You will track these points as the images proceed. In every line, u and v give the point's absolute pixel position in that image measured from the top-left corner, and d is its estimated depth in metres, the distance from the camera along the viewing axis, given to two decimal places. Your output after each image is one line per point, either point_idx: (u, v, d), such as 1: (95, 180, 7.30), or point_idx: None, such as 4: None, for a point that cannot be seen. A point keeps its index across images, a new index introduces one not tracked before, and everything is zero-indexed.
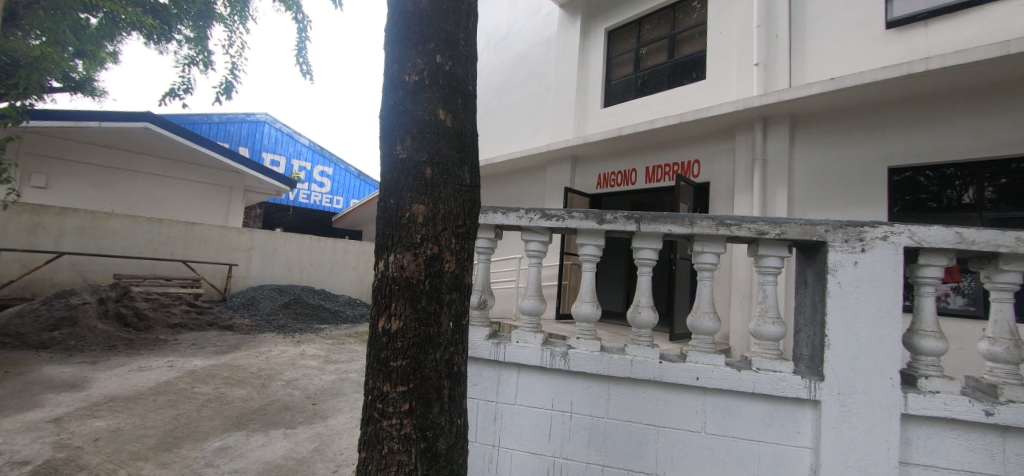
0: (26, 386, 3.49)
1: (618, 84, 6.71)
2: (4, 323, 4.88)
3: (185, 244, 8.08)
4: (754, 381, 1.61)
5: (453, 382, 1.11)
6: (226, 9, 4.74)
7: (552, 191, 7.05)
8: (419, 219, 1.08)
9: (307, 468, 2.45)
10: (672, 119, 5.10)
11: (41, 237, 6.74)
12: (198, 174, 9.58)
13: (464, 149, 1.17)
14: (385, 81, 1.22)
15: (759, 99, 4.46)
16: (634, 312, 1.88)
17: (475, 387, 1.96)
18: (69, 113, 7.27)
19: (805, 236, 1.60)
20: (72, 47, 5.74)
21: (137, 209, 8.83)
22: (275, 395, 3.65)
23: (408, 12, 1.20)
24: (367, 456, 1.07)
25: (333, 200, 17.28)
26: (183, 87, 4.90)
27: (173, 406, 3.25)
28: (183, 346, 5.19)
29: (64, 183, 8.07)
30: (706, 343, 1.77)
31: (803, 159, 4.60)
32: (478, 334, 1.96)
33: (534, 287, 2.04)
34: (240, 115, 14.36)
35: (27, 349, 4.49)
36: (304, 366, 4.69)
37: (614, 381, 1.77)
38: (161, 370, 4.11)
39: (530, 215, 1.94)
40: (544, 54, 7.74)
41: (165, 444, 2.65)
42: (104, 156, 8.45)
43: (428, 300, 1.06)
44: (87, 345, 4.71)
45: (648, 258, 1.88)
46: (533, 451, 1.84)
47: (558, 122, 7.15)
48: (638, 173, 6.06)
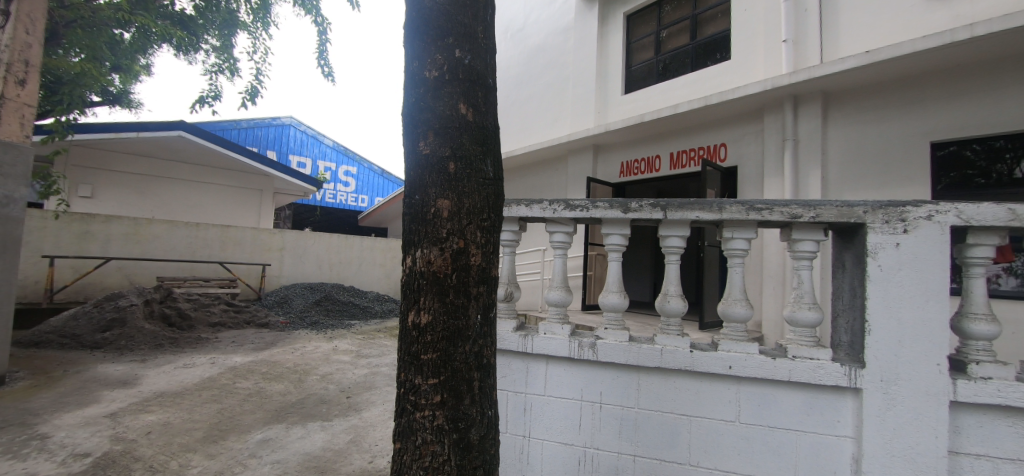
0: (83, 383, 3.72)
1: (638, 70, 6.57)
2: (61, 325, 5.19)
3: (221, 246, 8.40)
4: (790, 369, 1.57)
5: (483, 374, 1.12)
6: (250, 17, 4.94)
7: (574, 181, 7.01)
8: (444, 214, 1.09)
9: (344, 459, 2.53)
10: (697, 102, 4.96)
11: (90, 243, 7.10)
12: (230, 179, 9.92)
13: (487, 143, 1.17)
14: (406, 77, 1.23)
15: (789, 77, 4.28)
16: (662, 301, 1.85)
17: (504, 378, 1.97)
18: (110, 125, 7.64)
19: (842, 218, 1.53)
20: (109, 62, 6.06)
21: (175, 214, 9.23)
22: (310, 389, 3.78)
23: (425, 7, 1.19)
24: (402, 446, 1.09)
25: (358, 199, 17.66)
26: (212, 94, 5.17)
27: (217, 401, 3.41)
28: (223, 343, 5.43)
29: (108, 193, 8.51)
30: (738, 331, 1.73)
31: (836, 138, 4.41)
32: (506, 326, 1.98)
33: (560, 278, 2.04)
34: (266, 120, 14.80)
35: (83, 349, 4.80)
36: (337, 360, 4.84)
37: (644, 372, 1.75)
38: (205, 367, 4.31)
39: (555, 206, 1.93)
40: (560, 43, 7.65)
41: (211, 436, 2.78)
42: (143, 165, 8.86)
43: (456, 294, 1.07)
44: (136, 344, 4.98)
45: (677, 246, 1.84)
46: (563, 442, 1.84)
47: (578, 111, 7.07)
48: (662, 159, 5.94)
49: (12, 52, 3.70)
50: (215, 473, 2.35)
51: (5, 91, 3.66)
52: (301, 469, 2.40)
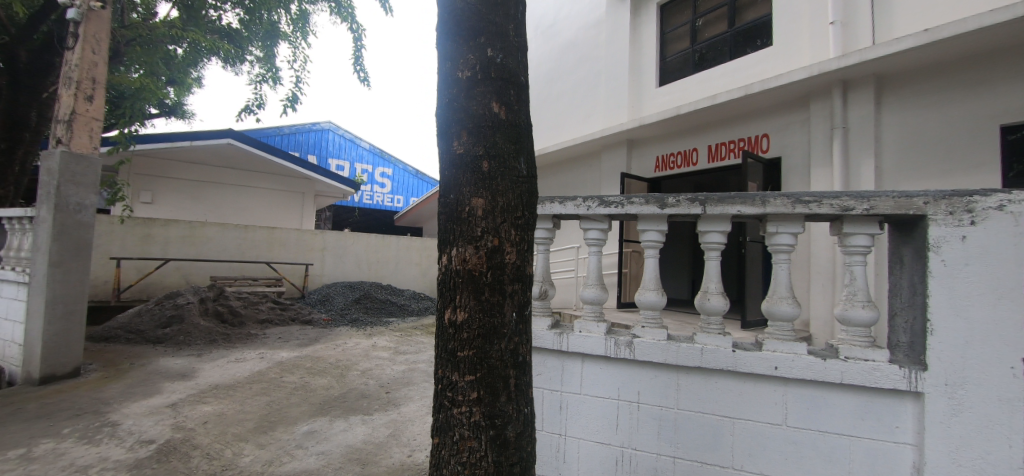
0: (147, 375, 4.01)
1: (673, 61, 6.38)
2: (127, 322, 5.60)
3: (268, 247, 8.82)
4: (842, 371, 1.48)
5: (520, 371, 1.12)
6: (290, 29, 5.21)
7: (608, 177, 6.90)
8: (478, 212, 1.09)
9: (384, 452, 2.60)
10: (737, 92, 4.77)
11: (152, 245, 7.61)
12: (274, 182, 10.42)
13: (521, 141, 1.17)
14: (439, 78, 1.24)
15: (837, 61, 4.03)
16: (702, 299, 1.80)
17: (540, 376, 1.97)
18: (167, 135, 8.15)
19: (899, 210, 1.43)
20: (164, 77, 6.44)
21: (225, 217, 9.79)
22: (352, 384, 3.92)
23: (458, 8, 1.21)
24: (440, 441, 1.12)
25: (394, 200, 18.12)
26: (256, 102, 5.51)
27: (267, 394, 3.59)
28: (271, 339, 5.72)
29: (166, 198, 9.12)
30: (785, 330, 1.65)
31: (892, 125, 4.12)
32: (541, 324, 1.97)
33: (595, 276, 2.01)
34: (307, 126, 15.45)
35: (147, 344, 5.18)
36: (377, 357, 4.99)
37: (683, 371, 1.71)
38: (254, 362, 4.55)
39: (589, 203, 1.91)
40: (592, 37, 7.55)
41: (262, 427, 2.94)
42: (197, 172, 9.44)
43: (492, 292, 1.07)
44: (193, 340, 5.32)
45: (717, 242, 1.78)
46: (600, 441, 1.82)
47: (611, 106, 6.96)
48: (699, 152, 5.77)
49: (81, 71, 4.06)
50: (267, 462, 2.48)
51: (75, 106, 4.02)
52: (344, 461, 2.48)
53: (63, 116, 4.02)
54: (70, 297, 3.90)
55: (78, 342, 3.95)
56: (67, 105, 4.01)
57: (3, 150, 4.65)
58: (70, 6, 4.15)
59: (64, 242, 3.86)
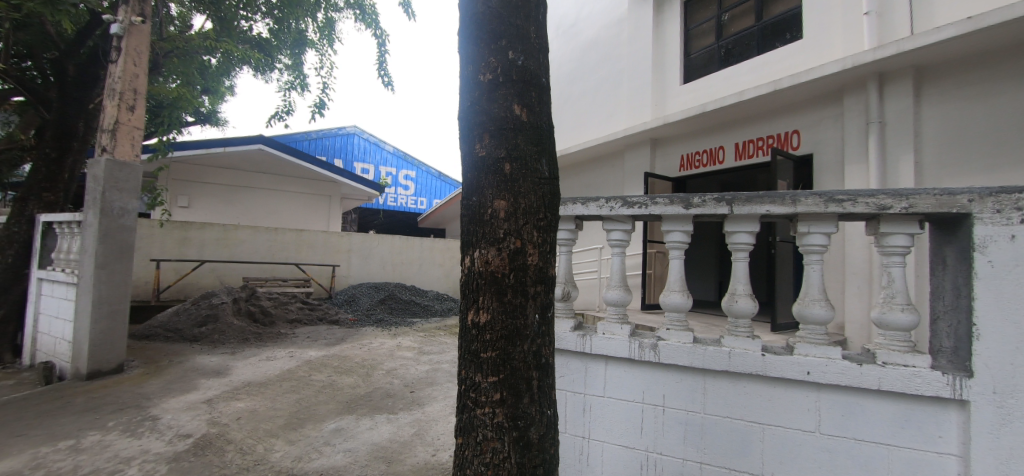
0: (185, 372, 4.20)
1: (698, 58, 6.26)
2: (166, 320, 5.86)
3: (297, 248, 9.09)
4: (879, 377, 1.42)
5: (542, 373, 1.12)
6: (318, 37, 5.38)
7: (631, 176, 6.82)
8: (501, 214, 1.10)
9: (408, 451, 2.64)
10: (766, 88, 4.63)
11: (188, 248, 7.93)
12: (303, 186, 10.74)
13: (542, 142, 1.17)
14: (462, 82, 1.25)
15: (872, 53, 3.86)
16: (730, 301, 1.75)
17: (562, 378, 1.96)
18: (202, 142, 8.50)
19: (941, 208, 1.36)
20: (200, 86, 6.73)
21: (257, 220, 10.14)
22: (377, 383, 4.00)
23: (480, 12, 1.22)
24: (464, 442, 1.12)
25: (417, 202, 18.38)
26: (285, 109, 5.70)
27: (296, 391, 3.70)
28: (300, 338, 5.90)
29: (202, 202, 9.50)
30: (818, 333, 1.59)
31: (933, 118, 3.91)
32: (564, 325, 1.97)
33: (618, 278, 1.99)
34: (333, 130, 15.85)
35: (184, 342, 5.41)
36: (401, 356, 5.07)
37: (710, 375, 1.67)
38: (284, 360, 4.70)
39: (611, 204, 1.89)
40: (614, 36, 7.47)
41: (292, 424, 3.03)
42: (230, 177, 9.81)
43: (514, 293, 1.08)
44: (227, 338, 5.53)
45: (744, 242, 1.74)
46: (624, 445, 1.80)
47: (634, 105, 6.87)
48: (726, 150, 5.63)
49: (124, 82, 4.29)
50: (297, 458, 2.55)
51: (119, 117, 4.26)
52: (370, 459, 2.53)
53: (107, 126, 4.24)
54: (115, 298, 4.11)
55: (122, 340, 4.16)
56: (112, 116, 4.24)
57: (54, 159, 4.94)
58: (113, 21, 4.39)
59: (109, 244, 4.07)
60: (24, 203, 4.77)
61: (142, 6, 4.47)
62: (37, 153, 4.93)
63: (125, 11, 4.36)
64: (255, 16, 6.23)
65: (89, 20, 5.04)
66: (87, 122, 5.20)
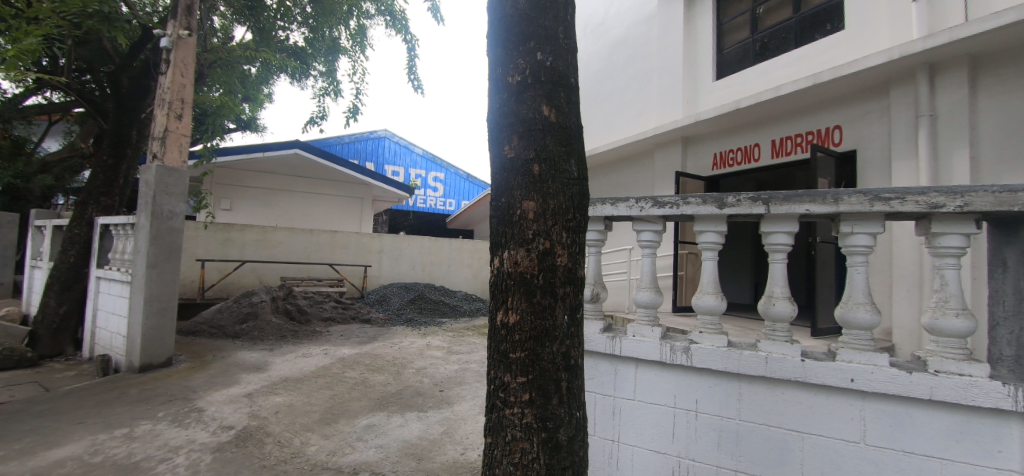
0: (228, 366, 4.41)
1: (731, 53, 6.08)
2: (211, 317, 6.18)
3: (331, 249, 9.39)
4: (931, 386, 1.33)
5: (571, 375, 1.12)
6: (351, 44, 5.60)
7: (661, 176, 6.69)
8: (530, 215, 1.10)
9: (438, 449, 2.68)
10: (804, 82, 4.44)
11: (230, 248, 8.31)
12: (336, 189, 11.09)
13: (571, 143, 1.17)
14: (491, 84, 1.26)
15: (922, 42, 3.64)
16: (767, 304, 1.69)
17: (592, 380, 1.94)
18: (243, 148, 8.91)
19: (1000, 207, 1.27)
20: (241, 94, 7.07)
21: (293, 222, 10.54)
22: (407, 382, 4.07)
23: (508, 14, 1.23)
24: (493, 442, 1.13)
25: (446, 203, 18.64)
26: (320, 114, 5.94)
27: (330, 388, 3.83)
28: (334, 336, 6.09)
29: (242, 205, 9.95)
30: (862, 339, 1.51)
31: (991, 110, 3.64)
32: (593, 327, 1.95)
33: (649, 279, 1.96)
34: (365, 134, 16.30)
35: (226, 338, 5.68)
36: (431, 356, 5.15)
37: (746, 380, 1.62)
38: (319, 357, 4.86)
39: (642, 204, 1.86)
40: (643, 33, 7.34)
41: (326, 419, 3.14)
42: (268, 181, 10.24)
43: (543, 294, 1.08)
44: (266, 335, 5.77)
45: (782, 243, 1.67)
46: (655, 449, 1.76)
47: (665, 103, 6.73)
48: (761, 148, 5.44)
49: (172, 92, 4.59)
50: (331, 452, 2.64)
51: (169, 125, 4.54)
52: (401, 455, 2.59)
53: (158, 134, 4.53)
54: (164, 295, 4.36)
55: (170, 336, 4.41)
56: (162, 125, 4.53)
57: (111, 166, 5.30)
58: (163, 36, 4.68)
59: (159, 246, 4.32)
60: (85, 207, 5.13)
61: (188, 20, 4.74)
62: (96, 161, 5.29)
63: (174, 26, 4.64)
64: (292, 26, 6.51)
65: (141, 35, 5.37)
66: (141, 130, 5.56)
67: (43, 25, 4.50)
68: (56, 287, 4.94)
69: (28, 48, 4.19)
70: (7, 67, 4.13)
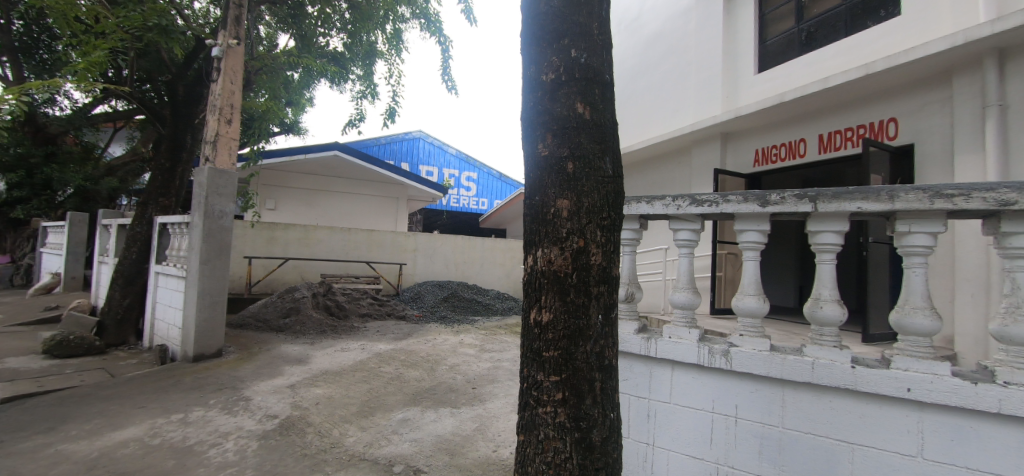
0: (272, 358, 4.63)
1: (775, 44, 5.82)
2: (257, 311, 6.51)
3: (368, 248, 9.67)
4: (999, 399, 1.23)
5: (605, 375, 1.11)
6: (387, 48, 5.77)
7: (699, 173, 6.49)
8: (564, 214, 1.10)
9: (471, 445, 2.71)
10: (855, 72, 4.19)
11: (275, 246, 8.71)
12: (373, 189, 11.42)
13: (606, 140, 1.16)
14: (525, 83, 1.27)
15: (989, 26, 3.33)
16: (813, 307, 1.61)
17: (626, 381, 1.92)
18: (286, 150, 9.34)
19: None
20: (285, 99, 7.41)
21: (333, 221, 10.94)
22: (441, 378, 4.15)
23: (542, 12, 1.23)
24: (526, 439, 1.14)
25: (478, 202, 18.83)
26: (358, 116, 6.15)
27: (367, 382, 3.95)
28: (371, 332, 6.28)
29: (286, 205, 10.42)
30: (921, 346, 1.41)
31: None
32: (627, 328, 1.92)
33: (686, 280, 1.91)
34: (400, 135, 16.71)
35: (271, 331, 5.97)
36: (464, 353, 5.22)
37: (790, 385, 1.55)
38: (357, 352, 5.02)
39: (679, 202, 1.82)
40: (680, 26, 7.13)
41: (364, 411, 3.24)
42: (310, 182, 10.68)
43: (577, 293, 1.07)
44: (307, 329, 6.02)
45: (831, 243, 1.58)
46: (691, 454, 1.71)
47: (703, 99, 6.53)
48: (808, 143, 5.18)
49: (223, 99, 4.87)
50: (368, 443, 2.72)
51: (220, 129, 4.82)
52: (434, 449, 2.64)
53: (210, 138, 4.83)
54: (215, 290, 4.63)
55: (220, 328, 4.68)
56: (213, 129, 4.81)
57: (168, 168, 5.67)
58: (215, 45, 4.98)
59: (211, 243, 4.58)
60: (145, 208, 5.52)
61: (237, 30, 5.01)
62: (156, 164, 5.68)
63: (224, 36, 4.92)
64: (332, 32, 6.75)
65: (195, 46, 5.71)
66: (195, 135, 5.94)
67: (110, 39, 4.89)
68: (121, 281, 5.35)
69: (96, 61, 4.58)
70: (78, 78, 4.51)
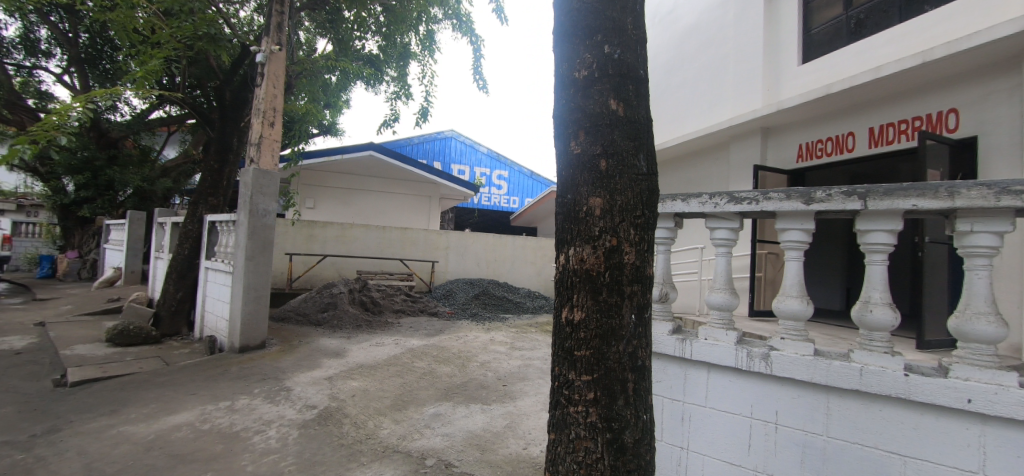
0: (311, 351, 4.83)
1: (821, 33, 5.53)
2: (298, 305, 6.80)
3: (402, 245, 9.88)
4: None
5: (637, 376, 1.10)
6: (420, 49, 5.88)
7: (738, 170, 6.27)
8: (596, 212, 1.09)
9: (501, 442, 2.74)
10: (910, 60, 3.92)
11: (314, 244, 9.05)
12: (407, 188, 11.68)
13: (640, 137, 1.14)
14: (557, 81, 1.26)
15: None
16: (863, 311, 1.52)
17: (660, 383, 1.89)
18: (324, 151, 9.69)
19: None
20: (324, 102, 7.69)
21: (368, 219, 11.26)
22: (472, 374, 4.20)
23: (574, 9, 1.22)
24: (556, 438, 1.14)
25: (509, 201, 18.91)
26: (393, 117, 6.30)
27: (401, 376, 4.05)
28: (404, 327, 6.43)
29: (324, 204, 10.81)
30: (984, 354, 1.31)
31: None
32: (661, 328, 1.88)
33: (723, 280, 1.85)
34: (433, 135, 16.99)
35: (311, 325, 6.22)
36: (495, 350, 5.26)
37: (836, 392, 1.47)
38: (391, 347, 5.15)
39: (716, 199, 1.77)
40: (717, 18, 6.88)
41: (397, 405, 3.33)
42: (347, 181, 11.04)
43: (610, 292, 1.06)
44: (344, 323, 6.23)
45: (882, 243, 1.50)
46: (728, 460, 1.67)
47: (743, 93, 6.28)
48: (856, 136, 4.90)
49: (266, 103, 5.12)
50: (402, 436, 2.80)
51: (263, 131, 5.06)
52: (465, 445, 2.68)
53: (254, 140, 5.08)
54: (259, 285, 4.86)
55: (264, 321, 4.91)
56: (258, 132, 5.06)
57: (216, 169, 6.00)
58: (259, 52, 5.23)
59: (255, 240, 4.81)
60: (196, 207, 5.86)
61: (279, 36, 5.25)
62: (206, 166, 6.02)
63: (268, 42, 5.16)
64: (368, 35, 6.94)
65: (241, 53, 5.99)
66: (241, 137, 6.25)
67: (164, 49, 5.22)
68: (174, 275, 5.71)
69: (152, 70, 4.90)
70: (137, 86, 4.84)
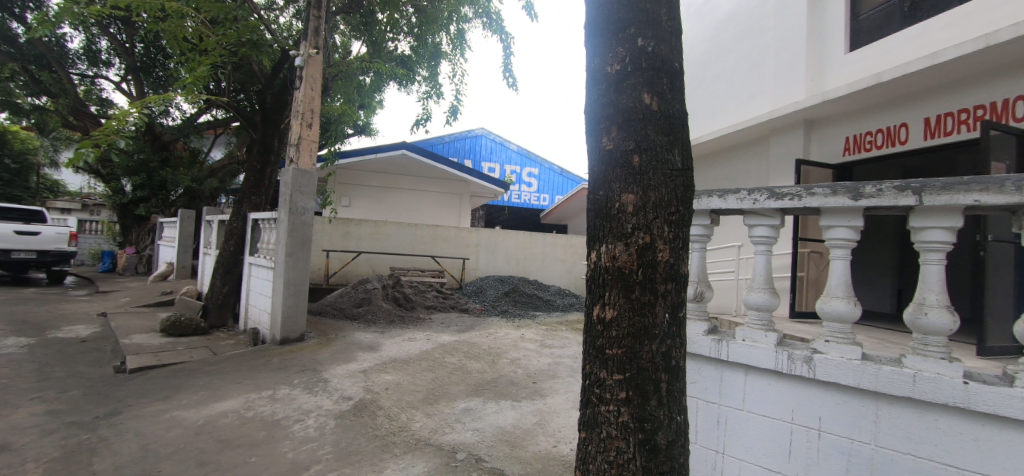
0: (347, 345, 4.99)
1: (870, 19, 5.26)
2: (334, 300, 7.04)
3: (433, 242, 10.05)
4: None
5: (671, 376, 1.08)
6: (451, 48, 5.94)
7: (778, 164, 6.01)
8: (629, 209, 1.07)
9: (531, 438, 2.75)
10: (972, 45, 3.62)
11: (349, 240, 9.34)
12: (438, 185, 11.86)
13: (674, 132, 1.11)
14: (589, 76, 1.25)
15: None
16: (917, 313, 1.42)
17: (694, 384, 1.85)
18: (358, 151, 9.97)
19: None
20: (359, 103, 7.89)
21: (401, 216, 11.52)
22: (502, 371, 4.23)
23: (606, 3, 1.20)
24: (587, 436, 1.13)
25: (539, 198, 18.86)
26: (425, 116, 6.40)
27: (433, 371, 4.13)
28: (435, 323, 6.54)
29: (359, 202, 11.15)
30: None
31: None
32: (696, 328, 1.84)
33: (763, 279, 1.78)
34: (463, 133, 17.16)
35: (346, 319, 6.44)
36: (525, 348, 5.27)
37: (885, 399, 1.39)
38: (423, 342, 5.26)
39: (755, 196, 1.70)
40: (757, 6, 6.60)
41: (429, 399, 3.40)
42: (380, 179, 11.32)
43: (642, 291, 1.04)
44: (378, 318, 6.41)
45: (939, 241, 1.40)
46: (766, 466, 1.61)
47: (784, 84, 6.01)
48: (910, 128, 4.61)
49: (305, 105, 5.32)
50: (433, 429, 2.86)
51: (301, 132, 5.26)
52: (495, 440, 2.71)
53: (294, 141, 5.29)
54: (298, 280, 5.06)
55: (302, 315, 5.12)
56: (297, 132, 5.27)
57: (259, 169, 6.28)
58: (298, 56, 5.44)
59: (294, 237, 5.01)
60: (241, 205, 6.15)
61: (317, 40, 5.44)
62: (249, 166, 6.31)
63: (307, 46, 5.36)
64: (400, 36, 7.07)
65: (281, 57, 6.25)
66: (282, 138, 6.52)
67: (212, 56, 5.50)
68: (221, 270, 6.03)
69: (201, 76, 5.18)
70: (186, 92, 5.13)
